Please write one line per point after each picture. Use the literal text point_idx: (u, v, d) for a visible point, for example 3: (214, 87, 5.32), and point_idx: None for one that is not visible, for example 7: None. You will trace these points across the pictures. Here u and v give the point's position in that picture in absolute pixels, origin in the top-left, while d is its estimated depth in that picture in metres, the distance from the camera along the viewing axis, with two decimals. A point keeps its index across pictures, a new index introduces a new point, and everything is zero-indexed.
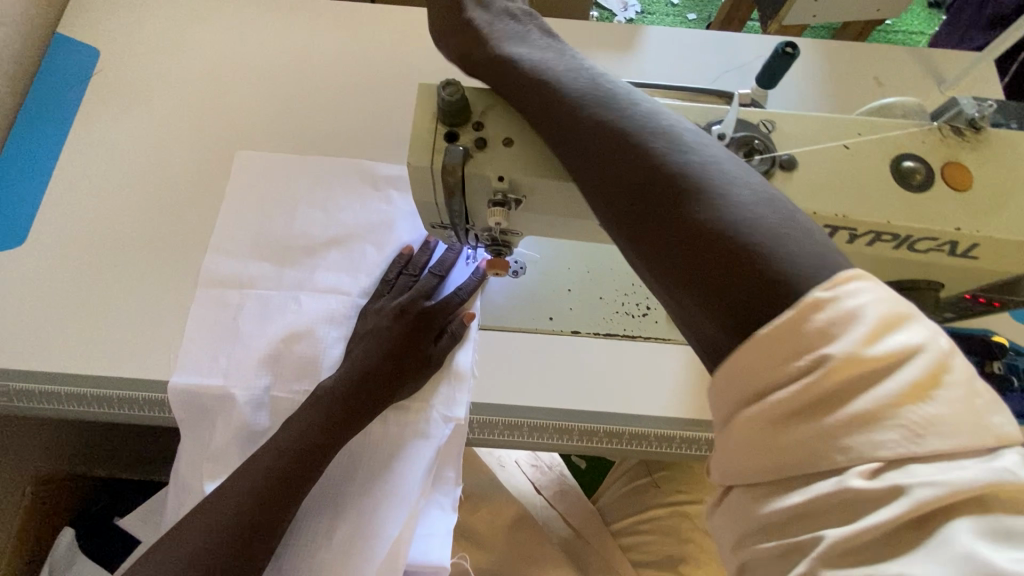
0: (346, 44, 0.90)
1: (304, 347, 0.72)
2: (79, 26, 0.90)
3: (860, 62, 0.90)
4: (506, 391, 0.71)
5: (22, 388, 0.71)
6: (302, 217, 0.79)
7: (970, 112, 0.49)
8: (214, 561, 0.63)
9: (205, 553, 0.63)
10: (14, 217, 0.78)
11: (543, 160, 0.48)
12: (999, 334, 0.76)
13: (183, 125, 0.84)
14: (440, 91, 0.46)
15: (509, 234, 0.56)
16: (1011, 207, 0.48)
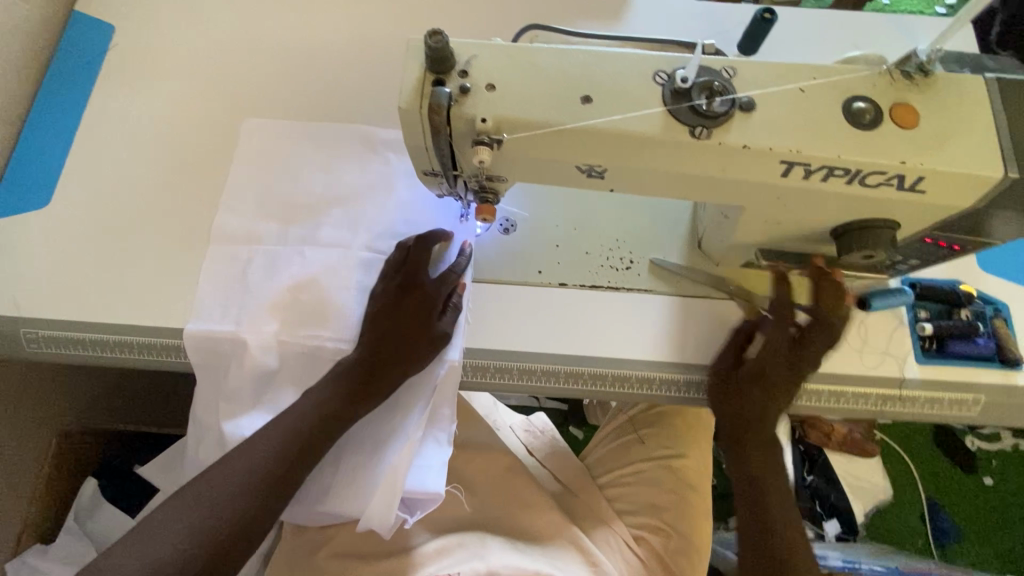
0: (347, 17, 0.95)
1: (309, 295, 0.77)
2: (95, 3, 0.95)
3: (841, 28, 0.93)
4: (497, 338, 0.77)
5: (49, 335, 0.76)
6: (306, 179, 0.84)
7: (919, 57, 0.53)
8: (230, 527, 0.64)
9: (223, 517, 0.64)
10: (39, 181, 0.84)
11: (523, 103, 0.52)
12: (966, 284, 0.80)
13: (194, 96, 0.89)
14: (426, 40, 0.50)
15: (495, 180, 0.60)
16: (956, 143, 0.52)
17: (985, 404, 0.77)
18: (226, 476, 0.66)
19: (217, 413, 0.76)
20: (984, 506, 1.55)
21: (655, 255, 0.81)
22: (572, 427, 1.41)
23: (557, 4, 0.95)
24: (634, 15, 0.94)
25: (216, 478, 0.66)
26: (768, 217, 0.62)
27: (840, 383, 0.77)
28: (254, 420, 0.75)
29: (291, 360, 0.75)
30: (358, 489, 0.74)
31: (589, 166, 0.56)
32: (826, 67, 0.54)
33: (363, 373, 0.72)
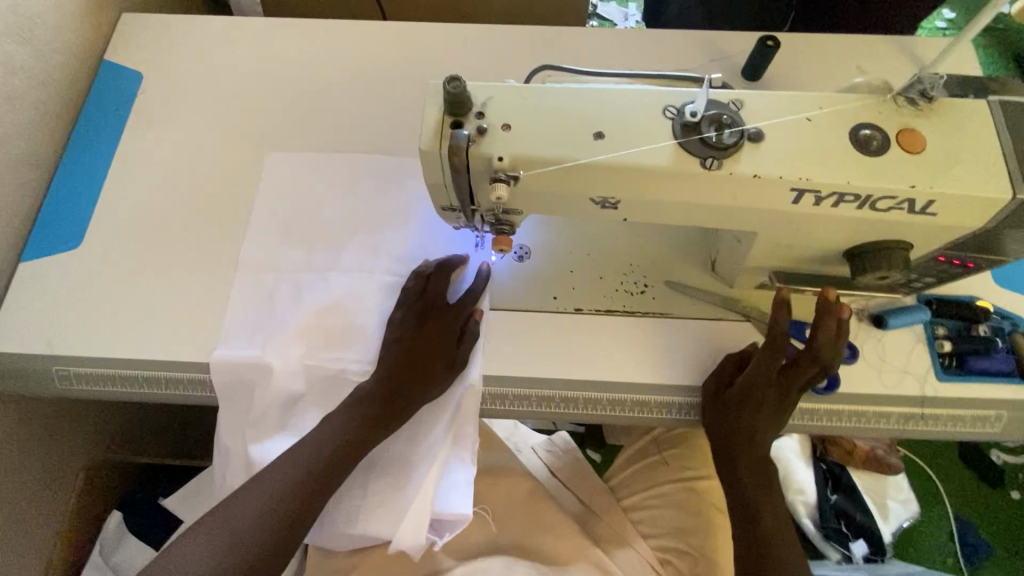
0: (360, 57, 0.98)
1: (333, 319, 0.79)
2: (124, 52, 1.00)
3: (840, 52, 0.95)
4: (517, 367, 0.77)
5: (82, 372, 0.78)
6: (327, 208, 0.87)
7: (922, 83, 0.55)
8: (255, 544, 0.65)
9: (249, 534, 0.66)
10: (70, 223, 0.87)
11: (538, 141, 0.54)
12: (983, 300, 0.80)
13: (217, 137, 0.93)
14: (445, 85, 0.52)
15: (511, 213, 0.62)
16: (964, 166, 0.53)
17: (1008, 419, 0.77)
18: (252, 496, 0.68)
19: (244, 438, 0.77)
20: (1016, 523, 1.51)
21: (669, 277, 0.82)
22: (590, 450, 1.41)
23: (563, 37, 0.98)
24: (636, 46, 0.97)
25: (242, 499, 0.68)
26: (781, 241, 0.63)
27: (861, 403, 0.76)
28: (282, 444, 0.76)
29: (316, 383, 0.77)
30: (384, 513, 0.74)
31: (604, 199, 0.58)
32: (830, 97, 0.56)
33: (385, 398, 0.72)
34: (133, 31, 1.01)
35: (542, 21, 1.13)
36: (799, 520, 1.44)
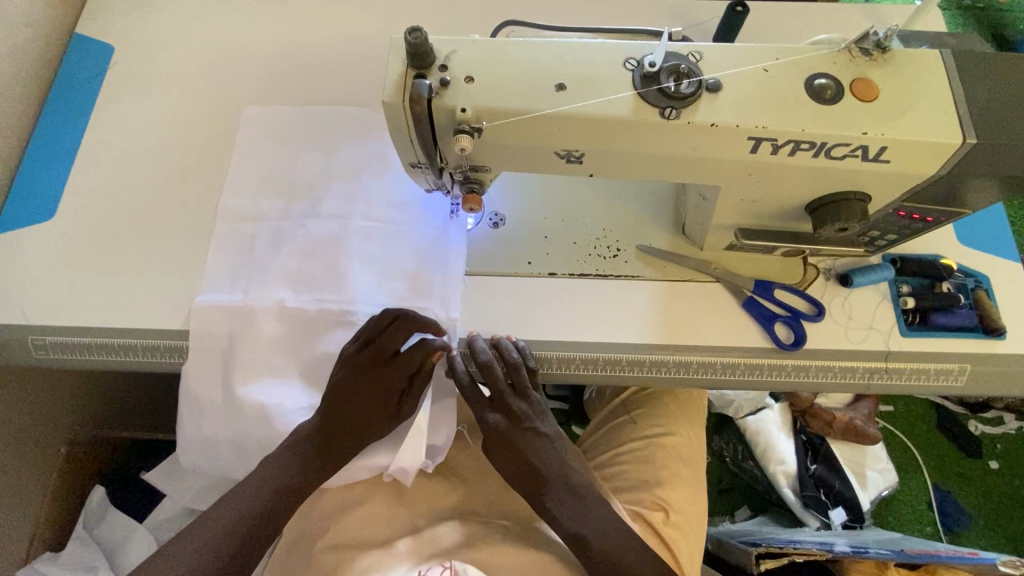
0: (334, 27, 0.98)
1: (312, 263, 0.81)
2: (95, 25, 0.99)
3: (811, 20, 0.96)
4: (492, 330, 0.79)
5: (57, 340, 0.79)
6: (305, 161, 0.88)
7: (875, 35, 0.56)
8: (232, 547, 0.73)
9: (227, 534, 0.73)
10: (44, 195, 0.87)
11: (500, 93, 0.55)
12: (947, 258, 0.82)
13: (191, 108, 0.93)
14: (407, 36, 0.53)
15: (479, 171, 0.63)
16: (915, 113, 0.54)
17: (972, 373, 0.78)
18: (230, 505, 0.75)
19: (225, 379, 0.78)
20: (991, 491, 1.55)
21: (641, 241, 0.84)
22: (574, 426, 1.42)
23: (539, 7, 0.99)
24: (610, 16, 0.97)
25: (225, 505, 0.75)
26: (744, 195, 0.64)
27: (828, 358, 0.78)
28: (265, 384, 0.78)
29: (296, 325, 0.79)
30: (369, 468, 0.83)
31: (568, 152, 0.59)
32: (787, 48, 0.57)
33: (348, 429, 0.78)
34: (105, 3, 1.00)
35: None
36: (780, 491, 1.47)
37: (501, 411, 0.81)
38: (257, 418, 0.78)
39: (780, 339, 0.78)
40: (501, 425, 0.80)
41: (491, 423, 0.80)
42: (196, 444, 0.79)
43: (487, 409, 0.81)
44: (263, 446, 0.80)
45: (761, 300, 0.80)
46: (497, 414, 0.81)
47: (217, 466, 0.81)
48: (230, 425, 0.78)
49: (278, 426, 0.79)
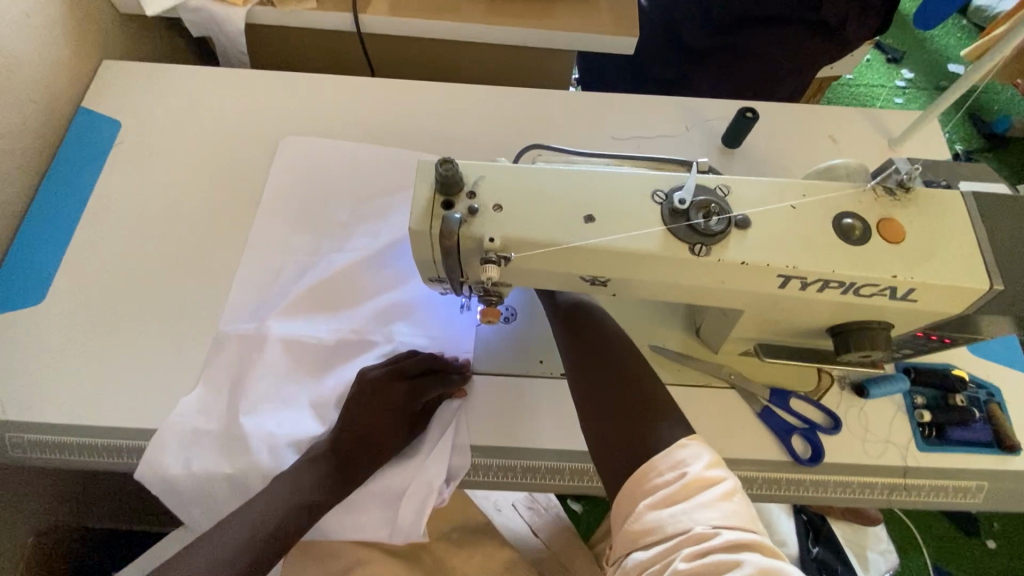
0: (348, 111, 0.99)
1: (332, 294, 0.84)
2: (103, 101, 0.98)
3: (814, 123, 0.99)
4: (501, 435, 0.75)
5: (38, 439, 0.74)
6: (332, 207, 0.91)
7: (899, 174, 0.57)
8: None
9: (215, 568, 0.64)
10: (35, 276, 0.83)
11: (528, 222, 0.54)
12: (958, 368, 0.82)
13: (197, 188, 0.91)
14: (437, 167, 0.52)
15: (500, 286, 0.62)
16: (941, 256, 0.55)
17: (988, 490, 0.77)
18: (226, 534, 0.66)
19: (230, 408, 0.75)
20: (991, 573, 1.52)
21: (655, 342, 0.82)
22: (570, 501, 1.37)
23: (551, 98, 1.01)
24: (620, 111, 1.00)
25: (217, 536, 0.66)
26: (765, 318, 0.64)
27: (846, 473, 0.76)
28: (272, 415, 0.75)
29: (312, 357, 0.79)
30: (378, 516, 0.74)
31: (593, 277, 0.57)
32: (813, 184, 0.57)
33: (366, 444, 0.72)
34: (115, 79, 1.00)
35: (528, 80, 1.16)
36: None
37: (546, 469, 0.76)
38: (260, 448, 0.73)
39: (798, 453, 0.76)
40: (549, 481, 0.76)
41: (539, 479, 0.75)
42: (181, 484, 0.72)
43: (530, 472, 0.75)
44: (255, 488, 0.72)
45: (777, 410, 0.78)
46: (542, 476, 0.76)
47: (205, 517, 0.74)
48: (229, 461, 0.73)
49: (276, 459, 0.73)
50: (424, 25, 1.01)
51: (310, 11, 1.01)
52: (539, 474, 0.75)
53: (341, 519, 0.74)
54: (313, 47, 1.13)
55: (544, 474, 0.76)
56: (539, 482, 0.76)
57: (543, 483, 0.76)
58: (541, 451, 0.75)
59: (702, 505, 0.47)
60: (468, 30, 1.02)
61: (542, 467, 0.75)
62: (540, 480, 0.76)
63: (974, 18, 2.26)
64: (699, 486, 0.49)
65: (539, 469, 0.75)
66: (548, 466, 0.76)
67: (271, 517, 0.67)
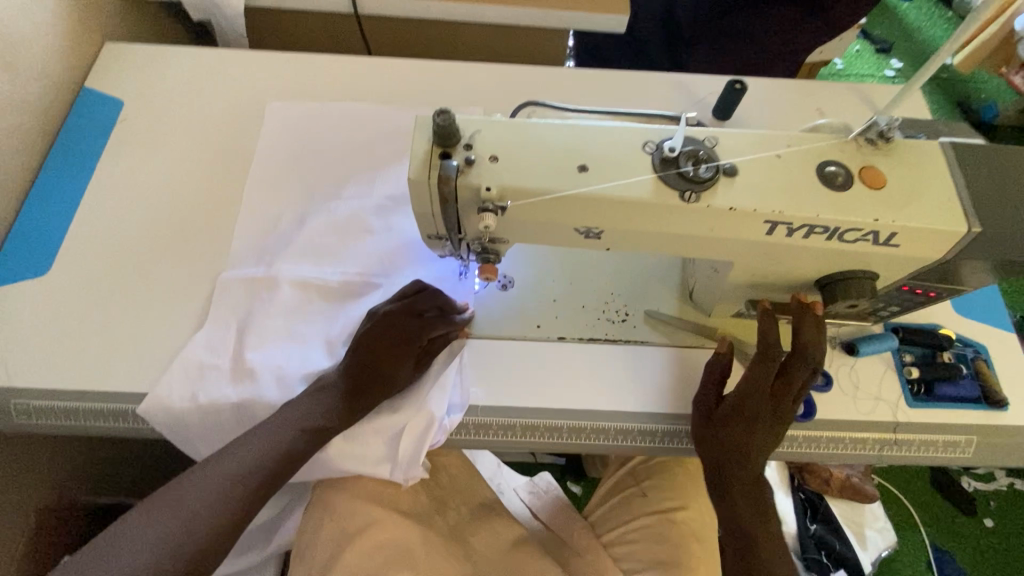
0: (347, 90, 1.01)
1: (333, 239, 0.87)
2: (106, 82, 1.00)
3: (802, 97, 1.02)
4: (500, 396, 0.77)
5: (43, 406, 0.75)
6: (332, 162, 0.94)
7: (879, 125, 0.59)
8: (220, 512, 0.64)
9: (220, 496, 0.64)
10: (41, 249, 0.84)
11: (522, 172, 0.56)
12: (946, 328, 0.84)
13: (199, 164, 0.93)
14: (435, 118, 0.54)
15: (496, 242, 0.64)
16: (921, 201, 0.57)
17: (977, 444, 0.79)
18: (232, 461, 0.67)
19: (238, 345, 0.78)
20: (986, 550, 1.54)
21: (650, 306, 0.84)
22: (570, 483, 1.39)
23: (545, 76, 1.03)
24: (613, 87, 1.02)
25: (222, 463, 0.67)
26: (755, 271, 0.66)
27: (837, 429, 0.78)
28: (279, 350, 0.78)
29: (317, 296, 0.83)
30: (379, 451, 0.76)
31: (587, 228, 0.59)
32: (797, 135, 0.59)
33: (374, 377, 0.74)
34: (118, 61, 1.02)
35: (523, 62, 1.19)
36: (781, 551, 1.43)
37: (542, 429, 0.77)
38: (268, 378, 0.76)
39: None
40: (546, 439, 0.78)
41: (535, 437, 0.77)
42: (188, 417, 0.74)
43: (528, 430, 0.77)
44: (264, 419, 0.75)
45: None
46: (537, 434, 0.77)
47: (211, 449, 0.76)
48: (237, 392, 0.75)
49: (284, 391, 0.76)
50: (420, 6, 1.04)
51: None
52: (536, 433, 0.77)
53: (344, 452, 0.75)
54: (312, 31, 1.15)
55: (541, 433, 0.77)
56: (535, 440, 0.78)
57: (539, 442, 0.78)
58: (538, 411, 0.77)
59: None
60: (463, 10, 1.04)
61: (539, 427, 0.77)
62: (537, 439, 0.78)
63: (960, 9, 2.30)
64: None
65: (537, 429, 0.77)
66: (545, 424, 0.77)
67: (284, 439, 0.69)
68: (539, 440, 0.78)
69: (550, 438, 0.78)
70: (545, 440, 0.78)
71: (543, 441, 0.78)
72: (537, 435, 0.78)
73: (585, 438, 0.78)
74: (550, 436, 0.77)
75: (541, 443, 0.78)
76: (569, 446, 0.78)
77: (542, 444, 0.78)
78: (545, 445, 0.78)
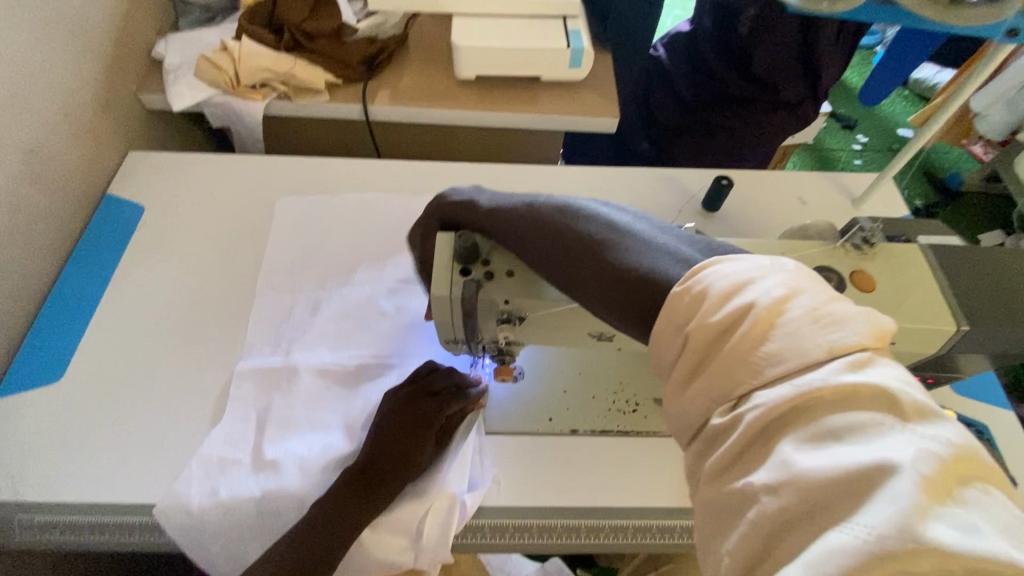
0: (357, 189, 1.07)
1: (349, 322, 0.90)
2: (128, 189, 1.05)
3: (784, 187, 1.10)
4: (515, 498, 0.77)
5: (48, 521, 0.73)
6: (343, 256, 0.98)
7: (862, 233, 0.64)
8: None
9: None
10: (53, 355, 0.86)
11: (539, 284, 0.59)
12: (947, 409, 0.86)
13: (215, 265, 0.97)
14: (457, 239, 0.59)
15: (512, 345, 0.66)
16: (910, 302, 0.61)
17: None
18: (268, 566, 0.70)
19: (255, 439, 0.78)
20: None
21: (658, 395, 0.86)
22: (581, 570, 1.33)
23: (545, 172, 1.10)
24: (608, 181, 1.09)
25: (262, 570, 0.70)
26: None
27: None
28: (298, 440, 0.78)
29: (335, 381, 0.84)
30: (402, 540, 0.74)
31: (600, 332, 0.63)
32: (787, 242, 0.65)
33: (395, 460, 0.74)
34: (140, 170, 1.08)
35: (522, 156, 1.27)
36: None
37: (561, 529, 0.77)
38: (290, 469, 0.75)
39: None
40: (565, 540, 0.77)
41: (551, 535, 0.76)
42: (205, 519, 0.72)
43: (545, 530, 0.76)
44: (287, 514, 0.73)
45: None
46: (556, 536, 0.76)
47: (226, 554, 0.72)
48: (259, 486, 0.74)
49: (306, 481, 0.75)
50: (427, 112, 1.12)
51: (322, 105, 1.12)
52: (554, 534, 0.76)
53: (367, 543, 0.73)
54: (322, 135, 1.23)
55: (559, 533, 0.77)
56: (555, 541, 0.77)
57: (558, 542, 0.76)
58: (553, 512, 0.76)
59: (825, 472, 0.33)
60: (466, 114, 1.13)
61: (557, 527, 0.76)
62: (556, 540, 0.77)
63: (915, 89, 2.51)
64: (941, 486, 0.31)
65: (555, 532, 0.76)
66: (563, 525, 0.76)
67: (311, 536, 0.70)
68: (558, 541, 0.77)
69: (571, 537, 0.77)
70: (564, 539, 0.77)
71: (562, 542, 0.77)
72: (556, 536, 0.77)
73: (603, 536, 0.77)
74: (569, 534, 0.77)
75: (560, 545, 0.77)
76: (588, 543, 0.77)
77: (561, 543, 0.77)
78: (563, 546, 0.77)
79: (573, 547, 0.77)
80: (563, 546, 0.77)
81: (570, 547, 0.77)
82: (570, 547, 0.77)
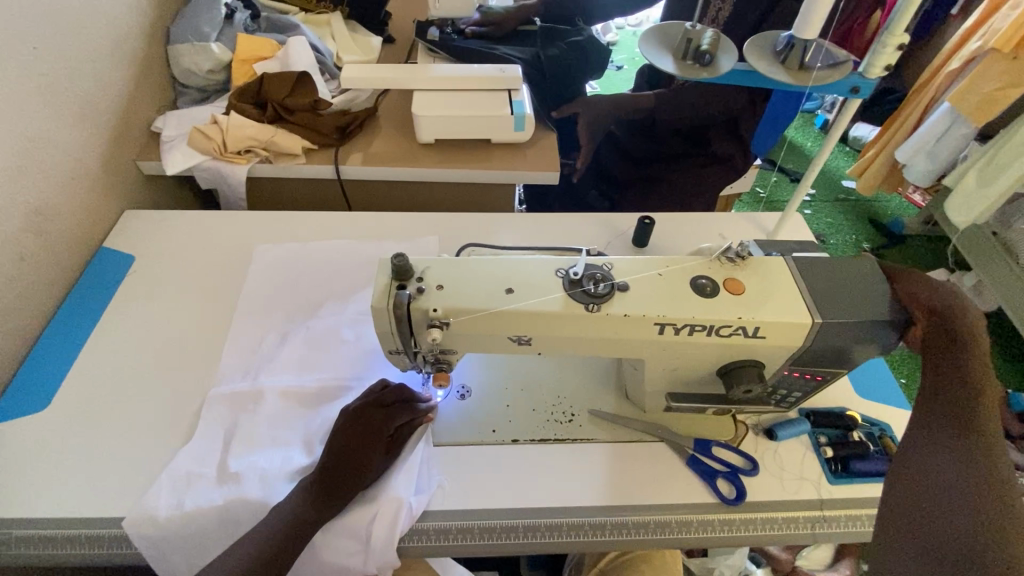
0: (328, 237, 1.20)
1: (312, 351, 1.00)
2: (121, 241, 1.18)
3: (706, 225, 1.25)
4: (458, 500, 0.84)
5: (23, 535, 0.79)
6: (312, 294, 1.10)
7: (733, 248, 0.77)
8: None
9: None
10: (41, 387, 0.94)
11: (462, 296, 0.71)
12: (851, 410, 0.96)
13: (196, 304, 1.07)
14: (393, 259, 0.71)
15: (447, 353, 0.77)
16: (773, 301, 0.73)
17: None
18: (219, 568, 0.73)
19: (221, 455, 0.86)
20: None
21: (593, 407, 0.95)
22: None
23: (496, 219, 1.25)
24: (552, 225, 1.24)
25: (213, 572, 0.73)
26: (664, 365, 0.79)
27: (770, 509, 0.85)
28: (261, 455, 0.86)
29: (297, 402, 0.93)
30: (352, 543, 0.80)
31: (518, 336, 0.74)
32: (672, 257, 0.77)
33: (349, 467, 0.81)
34: (133, 225, 1.21)
35: (481, 206, 1.42)
36: None
37: (500, 530, 0.82)
38: (251, 480, 0.82)
39: (724, 494, 0.86)
40: (505, 541, 0.81)
41: (491, 536, 0.81)
42: (170, 527, 0.78)
43: (484, 531, 0.82)
44: (245, 521, 0.80)
45: (702, 457, 0.89)
46: (496, 537, 0.82)
47: (188, 562, 0.78)
48: (221, 496, 0.81)
49: (266, 491, 0.82)
50: (392, 171, 1.29)
51: (299, 166, 1.28)
52: (494, 534, 0.82)
53: (319, 546, 0.79)
54: (301, 193, 1.38)
55: (499, 534, 0.82)
56: (495, 543, 0.81)
57: (497, 543, 0.81)
58: (490, 511, 0.83)
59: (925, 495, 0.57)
60: (426, 172, 1.29)
61: (496, 528, 0.82)
62: (496, 542, 0.81)
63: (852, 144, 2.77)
64: None
65: (494, 532, 0.82)
66: (502, 525, 0.82)
67: (266, 540, 0.74)
68: (498, 542, 0.81)
69: (510, 537, 0.82)
70: (503, 540, 0.81)
71: (502, 543, 0.81)
72: (495, 538, 0.82)
73: (540, 536, 0.82)
74: (508, 535, 0.82)
75: (500, 546, 0.81)
76: (526, 544, 0.82)
77: (501, 544, 0.81)
78: (503, 549, 0.82)
79: (513, 548, 0.81)
80: (503, 549, 0.81)
81: (509, 549, 0.82)
82: (509, 549, 0.82)
